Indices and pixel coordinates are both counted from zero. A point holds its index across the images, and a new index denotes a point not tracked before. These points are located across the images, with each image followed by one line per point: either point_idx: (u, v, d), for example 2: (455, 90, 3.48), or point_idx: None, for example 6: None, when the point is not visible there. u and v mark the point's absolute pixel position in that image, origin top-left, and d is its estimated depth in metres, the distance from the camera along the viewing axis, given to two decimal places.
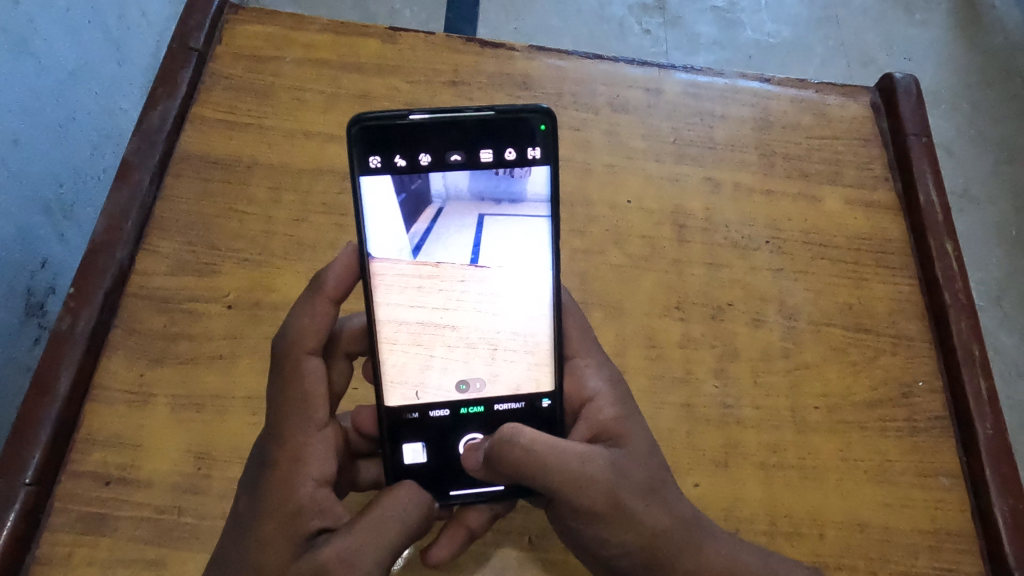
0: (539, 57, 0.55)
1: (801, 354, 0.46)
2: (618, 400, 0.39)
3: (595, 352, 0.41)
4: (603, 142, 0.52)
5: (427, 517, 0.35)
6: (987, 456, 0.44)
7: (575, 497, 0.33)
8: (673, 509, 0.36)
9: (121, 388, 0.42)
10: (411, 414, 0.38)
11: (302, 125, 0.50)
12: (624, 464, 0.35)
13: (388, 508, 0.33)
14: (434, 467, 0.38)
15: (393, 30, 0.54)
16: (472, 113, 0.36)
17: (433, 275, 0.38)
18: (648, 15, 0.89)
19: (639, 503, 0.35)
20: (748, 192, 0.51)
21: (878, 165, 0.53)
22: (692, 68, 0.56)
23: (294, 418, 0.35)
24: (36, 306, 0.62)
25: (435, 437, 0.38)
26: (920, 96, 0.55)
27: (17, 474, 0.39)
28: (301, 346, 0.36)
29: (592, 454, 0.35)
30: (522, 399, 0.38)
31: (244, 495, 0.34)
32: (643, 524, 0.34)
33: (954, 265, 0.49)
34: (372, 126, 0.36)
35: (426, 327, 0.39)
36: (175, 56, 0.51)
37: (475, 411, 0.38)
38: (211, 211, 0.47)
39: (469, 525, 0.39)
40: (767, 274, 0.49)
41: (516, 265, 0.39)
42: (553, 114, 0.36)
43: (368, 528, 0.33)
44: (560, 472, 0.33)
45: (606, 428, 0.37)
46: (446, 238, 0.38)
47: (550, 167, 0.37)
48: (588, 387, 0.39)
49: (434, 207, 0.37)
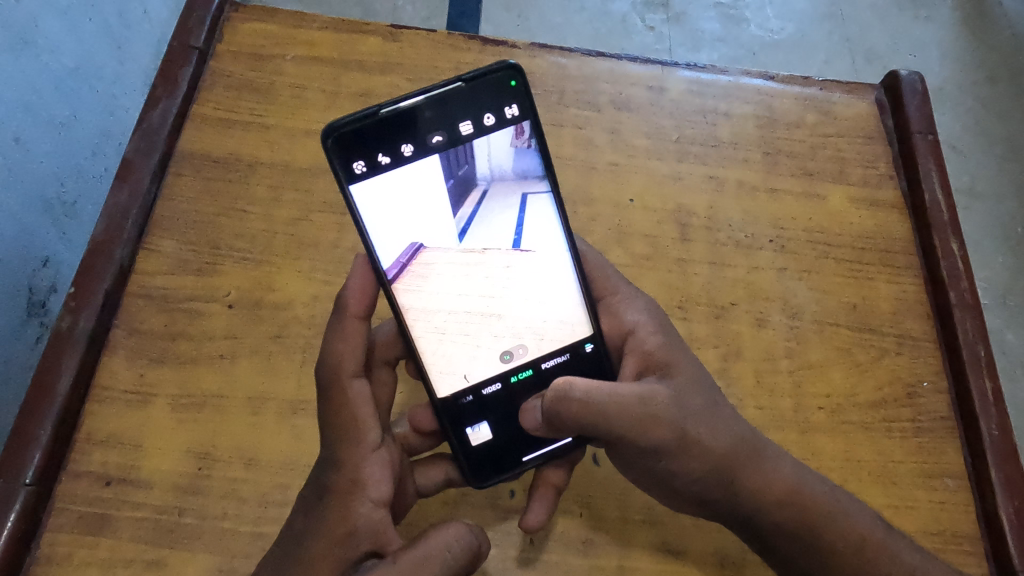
0: (542, 54, 0.54)
1: (805, 354, 0.46)
2: (659, 326, 0.39)
3: (625, 287, 0.41)
4: (606, 140, 0.52)
5: (471, 559, 0.33)
6: (993, 457, 0.43)
7: (643, 437, 0.34)
8: (733, 430, 0.37)
9: (122, 388, 0.42)
10: (465, 398, 0.39)
11: (302, 124, 0.50)
12: (681, 394, 0.36)
13: (432, 545, 0.33)
14: (502, 440, 0.39)
15: (394, 28, 0.54)
16: (442, 89, 0.36)
17: (479, 262, 0.39)
18: (652, 11, 0.88)
19: (703, 430, 0.36)
20: (751, 190, 0.51)
21: (883, 162, 0.53)
22: (696, 66, 0.55)
23: (349, 443, 0.35)
24: (38, 304, 0.63)
25: (495, 411, 0.39)
26: (926, 92, 0.55)
27: (17, 474, 0.39)
28: (343, 369, 0.35)
29: (651, 390, 0.35)
30: (565, 351, 0.40)
31: (301, 509, 0.35)
32: (709, 449, 0.35)
33: (960, 264, 0.49)
34: (347, 132, 0.35)
35: (473, 317, 0.39)
36: (176, 54, 0.51)
37: (525, 376, 0.39)
38: (212, 210, 0.47)
39: (554, 482, 0.40)
40: (770, 273, 0.49)
41: (557, 245, 0.40)
42: (520, 68, 0.36)
43: (410, 563, 0.32)
44: (622, 416, 0.34)
45: (653, 358, 0.38)
46: (490, 218, 0.39)
47: (530, 121, 0.37)
48: (626, 321, 0.40)
49: (479, 189, 0.38)
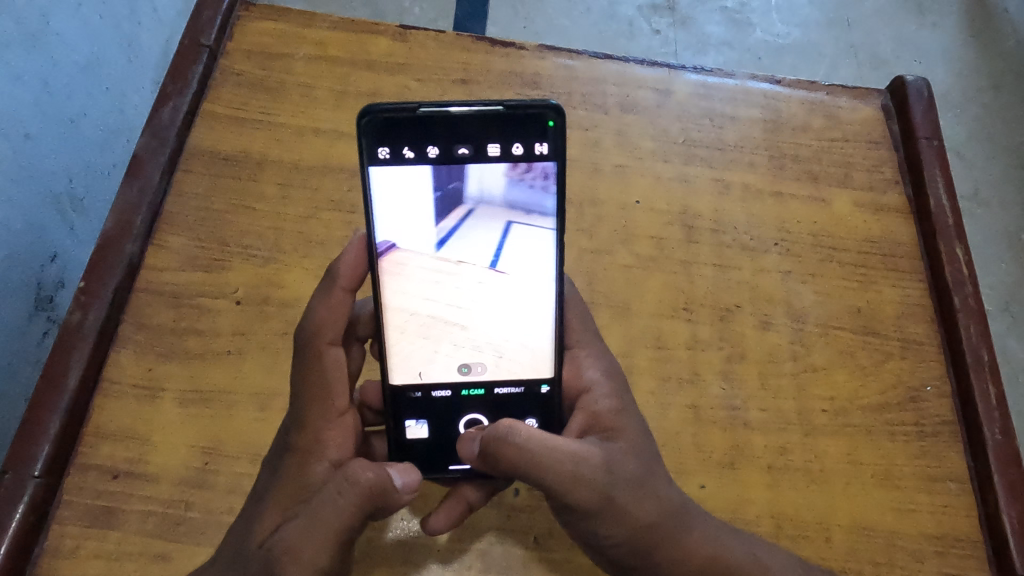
0: (549, 56, 0.55)
1: (809, 357, 0.46)
2: (614, 391, 0.39)
3: (596, 344, 0.41)
4: (612, 142, 0.52)
5: (371, 501, 0.33)
6: (996, 461, 0.44)
7: (570, 496, 0.34)
8: (662, 501, 0.36)
9: (130, 382, 0.43)
10: (414, 394, 0.38)
11: (311, 123, 0.50)
12: (617, 459, 0.36)
13: (326, 495, 0.33)
14: (436, 443, 0.39)
15: (404, 28, 0.54)
16: (481, 107, 0.35)
17: (452, 272, 0.38)
18: (658, 15, 0.89)
19: (630, 499, 0.35)
20: (757, 193, 0.51)
21: (889, 168, 0.53)
22: (702, 69, 0.56)
23: (314, 407, 0.36)
24: (46, 300, 0.64)
25: (437, 414, 0.39)
26: (932, 99, 0.55)
27: (26, 466, 0.39)
28: (322, 336, 0.36)
29: (588, 453, 0.35)
30: (522, 383, 0.39)
31: (266, 474, 0.36)
32: (630, 518, 0.35)
33: (964, 269, 0.49)
34: (382, 117, 0.35)
35: (436, 322, 0.39)
36: (187, 52, 0.51)
37: (476, 393, 0.39)
38: (221, 207, 0.47)
39: (468, 498, 0.39)
40: (775, 276, 0.49)
41: (535, 274, 0.39)
42: (563, 111, 0.35)
43: (308, 516, 0.32)
44: (554, 472, 0.33)
45: (598, 420, 0.38)
46: (471, 236, 0.38)
47: (558, 164, 0.36)
48: (584, 376, 0.40)
49: (465, 207, 0.37)
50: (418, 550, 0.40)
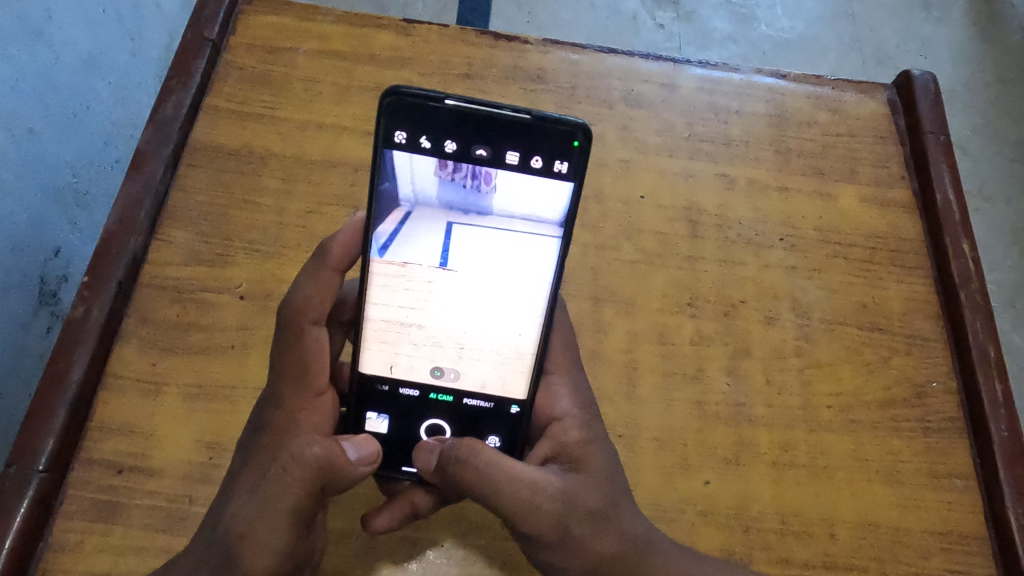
0: (553, 50, 0.54)
1: (814, 353, 0.46)
2: (586, 423, 0.38)
3: (575, 373, 0.40)
4: (617, 137, 0.52)
5: (320, 478, 0.32)
6: (1002, 458, 0.43)
7: (522, 523, 0.34)
8: (625, 533, 0.36)
9: (134, 376, 0.43)
10: (381, 386, 0.38)
11: (315, 117, 0.50)
12: (579, 492, 0.35)
13: (274, 473, 0.32)
14: (395, 440, 0.38)
15: (407, 22, 0.54)
16: (509, 113, 0.35)
17: (398, 275, 0.38)
18: (662, 9, 0.88)
19: (587, 532, 0.35)
20: (762, 188, 0.51)
21: (895, 163, 0.53)
22: (707, 64, 0.55)
23: (292, 384, 0.36)
24: (49, 294, 0.64)
25: (402, 412, 0.38)
26: (939, 93, 0.55)
27: (30, 460, 0.39)
28: (305, 316, 0.36)
29: (546, 482, 0.34)
30: (491, 400, 0.38)
31: (240, 453, 0.36)
32: (589, 550, 0.35)
33: (971, 265, 0.49)
34: (407, 101, 0.34)
35: (390, 326, 0.38)
36: (190, 46, 0.51)
37: (443, 399, 0.38)
38: (224, 202, 0.47)
39: (415, 502, 0.38)
40: (780, 272, 0.48)
41: (485, 269, 0.38)
42: (589, 133, 0.35)
43: (260, 496, 0.32)
44: (507, 499, 0.33)
45: (565, 450, 0.37)
46: (414, 239, 0.37)
47: (573, 186, 0.36)
48: (556, 407, 0.38)
49: (402, 210, 0.37)
50: (423, 544, 0.40)
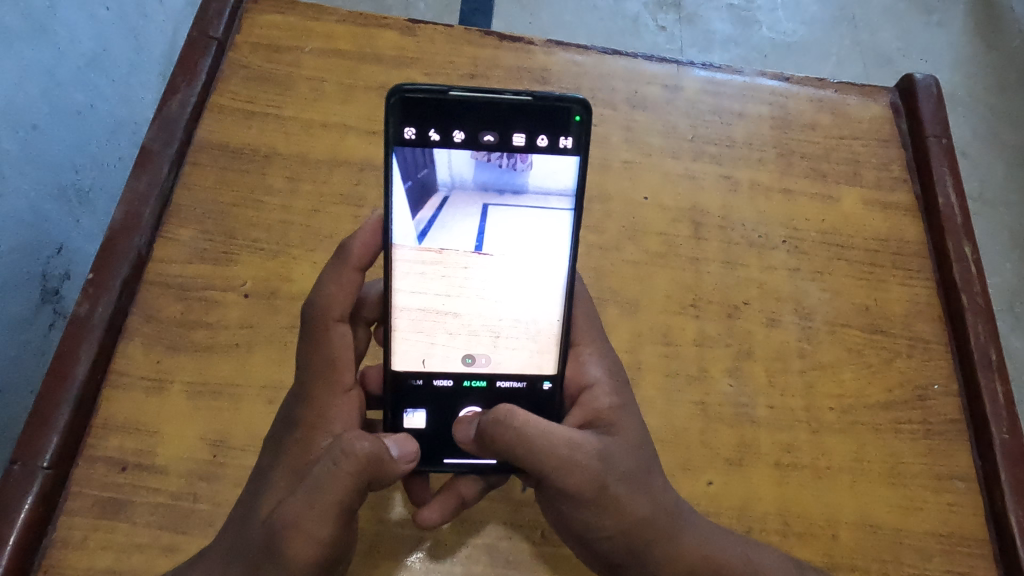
0: (558, 51, 0.55)
1: (817, 355, 0.46)
2: (616, 389, 0.39)
3: (598, 342, 0.41)
4: (621, 138, 0.52)
5: (368, 473, 0.33)
6: (1003, 459, 0.44)
7: (561, 481, 0.34)
8: (656, 498, 0.36)
9: (139, 374, 0.42)
10: (415, 380, 0.38)
11: (319, 116, 0.50)
12: (613, 452, 0.35)
13: (321, 468, 0.32)
14: (431, 435, 0.38)
15: (412, 23, 0.54)
16: (509, 96, 0.35)
17: (435, 261, 0.38)
18: (664, 12, 0.88)
19: (624, 490, 0.35)
20: (765, 190, 0.51)
21: (898, 166, 0.53)
22: (711, 66, 0.56)
23: (324, 381, 0.36)
24: (52, 292, 0.64)
25: (437, 402, 0.38)
26: (941, 97, 0.55)
27: (35, 457, 0.39)
28: (330, 313, 0.36)
29: (582, 440, 0.35)
30: (524, 379, 0.38)
31: (268, 452, 0.36)
32: (626, 509, 0.35)
33: (973, 268, 0.49)
34: (412, 97, 0.35)
35: (427, 315, 0.38)
36: (195, 45, 0.51)
37: (478, 385, 0.38)
38: (229, 200, 0.47)
39: (462, 492, 0.39)
40: (783, 274, 0.49)
41: (519, 254, 0.38)
42: (588, 106, 0.35)
43: (307, 490, 0.32)
44: (546, 456, 0.33)
45: (599, 416, 0.37)
46: (451, 225, 0.37)
47: (580, 159, 0.36)
48: (586, 375, 0.39)
49: (439, 195, 0.36)
50: (429, 544, 0.40)
